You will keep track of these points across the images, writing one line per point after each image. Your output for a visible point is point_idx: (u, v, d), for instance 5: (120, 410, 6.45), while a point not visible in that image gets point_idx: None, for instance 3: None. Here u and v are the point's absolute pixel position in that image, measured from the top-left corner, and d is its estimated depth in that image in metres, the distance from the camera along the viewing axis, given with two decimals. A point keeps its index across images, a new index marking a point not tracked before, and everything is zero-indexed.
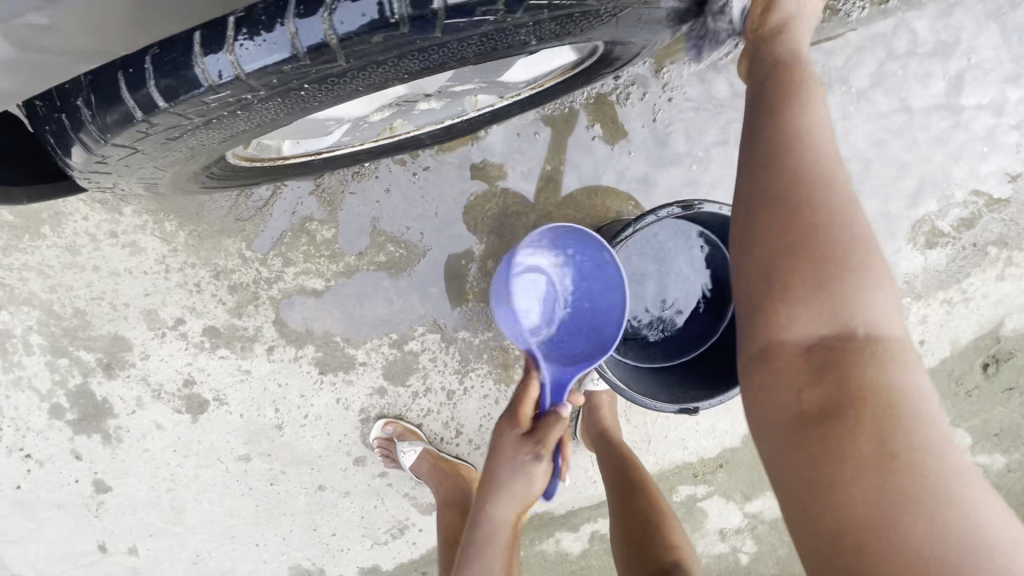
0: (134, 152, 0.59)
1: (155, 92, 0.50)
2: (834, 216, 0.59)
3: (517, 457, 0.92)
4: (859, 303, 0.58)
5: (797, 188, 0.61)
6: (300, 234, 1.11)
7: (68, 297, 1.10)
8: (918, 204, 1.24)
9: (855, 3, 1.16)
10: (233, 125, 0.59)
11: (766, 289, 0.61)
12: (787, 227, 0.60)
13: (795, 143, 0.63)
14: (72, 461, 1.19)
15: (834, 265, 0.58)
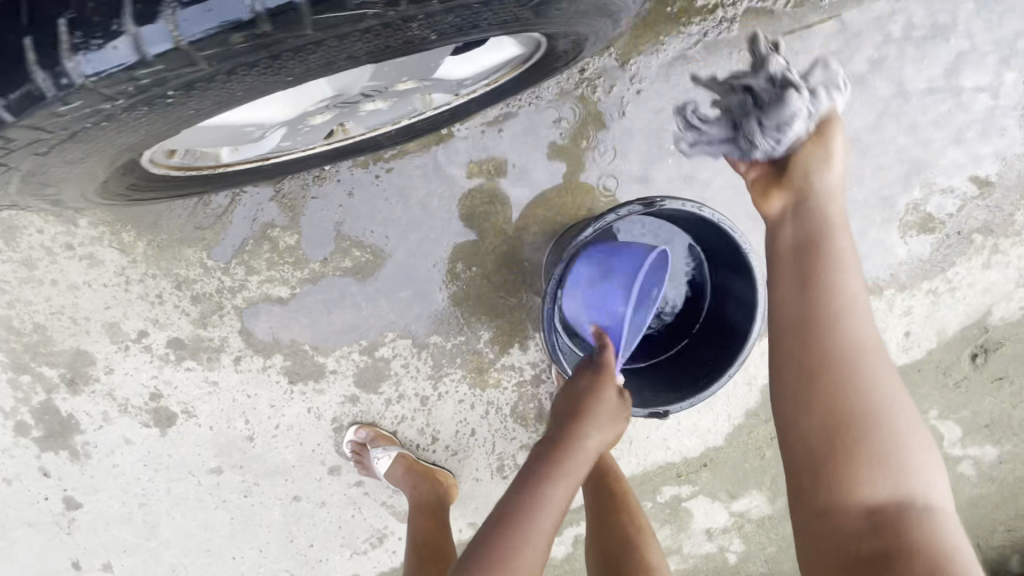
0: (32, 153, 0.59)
1: (27, 89, 0.51)
2: (870, 375, 0.65)
3: (608, 406, 0.82)
4: (897, 454, 0.63)
5: (845, 344, 0.65)
6: (262, 241, 1.08)
7: (26, 312, 1.08)
8: (899, 193, 1.20)
9: None
10: (130, 127, 0.59)
11: (814, 433, 0.64)
12: (832, 379, 0.64)
13: (839, 294, 0.66)
14: (41, 479, 1.17)
15: (875, 420, 0.63)
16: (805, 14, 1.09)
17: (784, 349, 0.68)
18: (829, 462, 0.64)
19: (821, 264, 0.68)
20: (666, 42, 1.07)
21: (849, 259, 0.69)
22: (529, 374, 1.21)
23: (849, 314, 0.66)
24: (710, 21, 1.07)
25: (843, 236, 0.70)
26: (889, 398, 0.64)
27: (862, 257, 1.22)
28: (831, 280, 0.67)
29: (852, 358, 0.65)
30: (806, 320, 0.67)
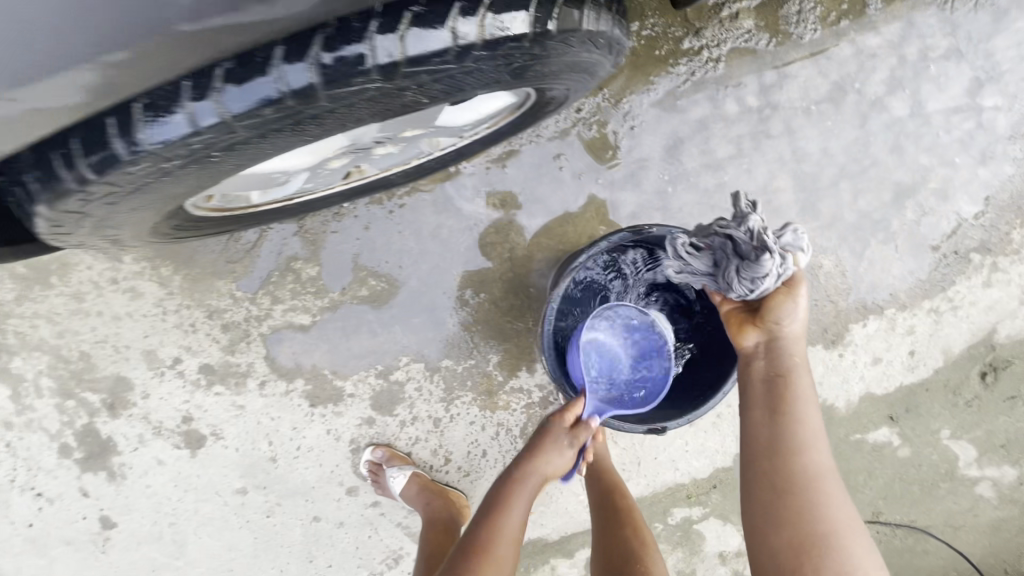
0: (84, 216, 0.66)
1: (86, 166, 0.58)
2: (829, 492, 0.76)
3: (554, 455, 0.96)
4: (859, 564, 0.72)
5: (807, 463, 0.77)
6: (287, 272, 1.17)
7: (74, 341, 1.18)
8: (894, 215, 1.23)
9: (807, 26, 1.17)
10: (170, 189, 0.67)
11: (790, 542, 0.74)
12: (798, 489, 0.75)
13: (801, 418, 0.79)
14: (80, 499, 1.25)
15: (836, 531, 0.73)
16: (786, 52, 1.17)
17: (757, 466, 0.79)
18: (796, 570, 0.73)
19: (785, 393, 0.81)
20: (655, 82, 1.15)
21: (811, 394, 0.81)
22: (537, 396, 1.26)
23: (810, 442, 0.78)
24: (696, 61, 1.16)
25: (806, 374, 0.82)
26: (842, 515, 0.75)
27: (861, 278, 1.25)
28: (795, 410, 0.79)
29: (811, 479, 0.76)
30: (773, 442, 0.78)
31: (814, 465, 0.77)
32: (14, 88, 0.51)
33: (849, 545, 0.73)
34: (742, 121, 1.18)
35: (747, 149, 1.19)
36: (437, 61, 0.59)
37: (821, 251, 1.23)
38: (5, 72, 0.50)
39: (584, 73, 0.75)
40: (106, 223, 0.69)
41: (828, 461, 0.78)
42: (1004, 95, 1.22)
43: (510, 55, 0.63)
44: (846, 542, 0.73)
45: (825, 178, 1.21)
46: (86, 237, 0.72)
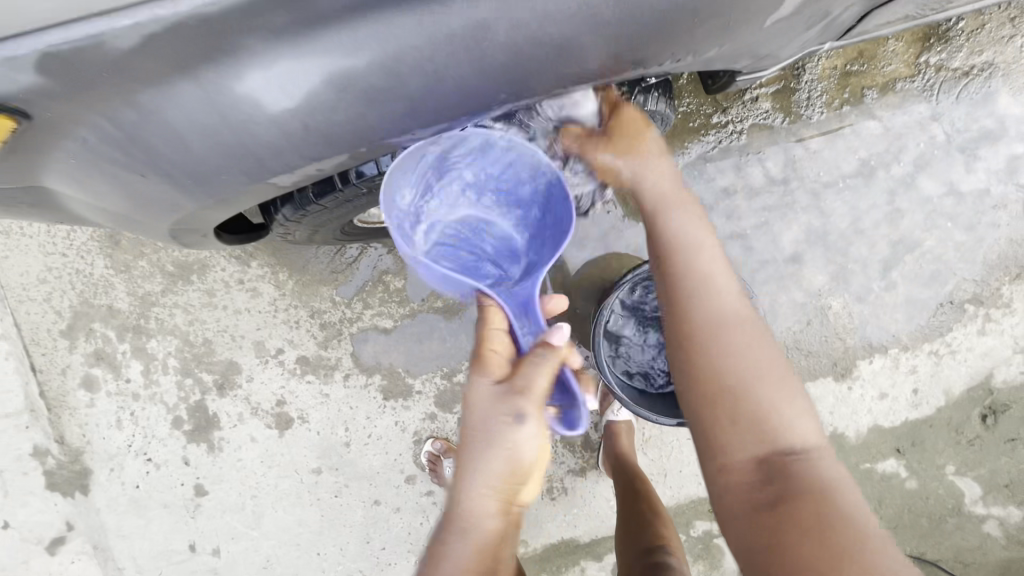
0: (302, 224, 0.89)
1: (314, 196, 0.81)
2: (733, 337, 0.78)
3: (494, 415, 0.80)
4: (764, 395, 0.76)
5: (706, 315, 0.80)
6: (378, 283, 1.42)
7: (201, 329, 1.44)
8: (895, 268, 1.43)
9: (815, 109, 1.39)
10: (352, 210, 0.90)
11: (696, 394, 0.78)
12: (703, 338, 0.79)
13: (694, 271, 0.83)
14: (182, 466, 1.47)
15: (737, 372, 0.76)
16: (799, 128, 1.40)
17: (672, 331, 0.82)
18: (709, 417, 0.77)
19: (680, 249, 0.84)
20: (688, 147, 1.40)
21: (700, 243, 0.85)
22: None
23: (705, 296, 0.81)
24: (723, 132, 1.39)
25: (686, 219, 0.87)
26: (751, 359, 0.77)
27: (866, 321, 1.43)
28: (684, 266, 0.83)
29: (708, 331, 0.79)
30: (672, 308, 0.82)
31: (711, 319, 0.79)
32: (284, 174, 0.68)
33: (759, 386, 0.76)
34: (763, 182, 1.41)
35: (766, 205, 1.41)
36: None
37: (830, 294, 1.43)
38: (283, 164, 0.66)
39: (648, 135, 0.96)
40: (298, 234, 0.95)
41: (728, 304, 0.81)
42: (992, 172, 1.43)
43: None
44: (763, 387, 0.76)
45: (834, 233, 1.42)
46: (290, 236, 0.95)
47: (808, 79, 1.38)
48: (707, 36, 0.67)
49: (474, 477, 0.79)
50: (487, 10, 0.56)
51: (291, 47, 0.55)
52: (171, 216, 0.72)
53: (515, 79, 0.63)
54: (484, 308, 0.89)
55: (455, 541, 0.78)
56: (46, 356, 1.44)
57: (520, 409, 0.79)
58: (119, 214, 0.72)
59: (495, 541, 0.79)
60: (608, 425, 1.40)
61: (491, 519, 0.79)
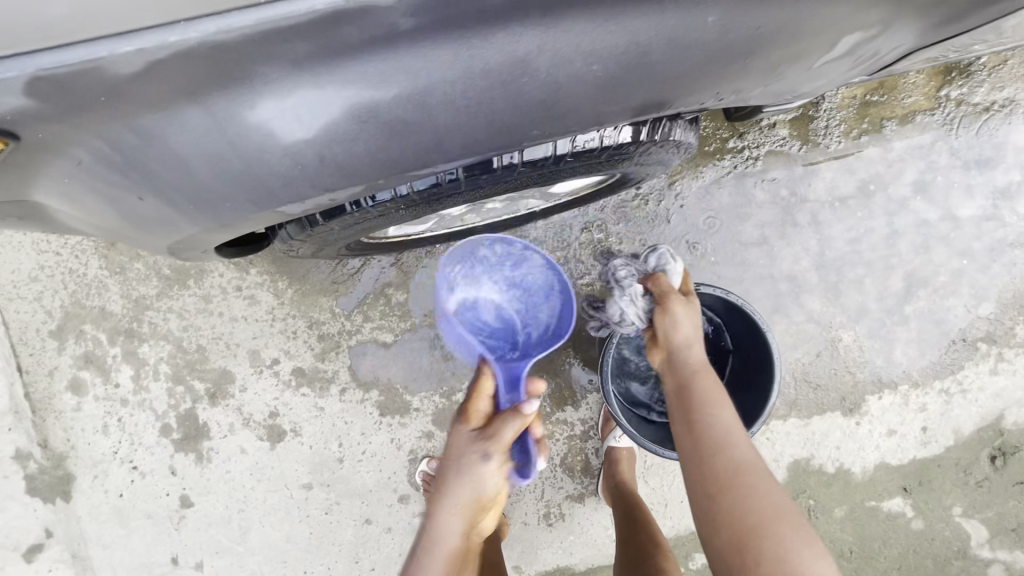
0: (308, 242, 0.86)
1: (322, 216, 0.78)
2: (752, 480, 0.83)
3: (466, 453, 0.97)
4: (789, 540, 0.77)
5: (727, 459, 0.85)
6: (380, 296, 1.38)
7: (195, 335, 1.40)
8: (907, 303, 1.40)
9: (833, 138, 1.37)
10: (359, 230, 0.87)
11: (725, 534, 0.80)
12: (724, 480, 0.83)
13: (716, 419, 0.90)
14: (168, 475, 1.42)
15: (759, 515, 0.79)
16: (816, 156, 1.37)
17: (693, 474, 0.88)
18: (737, 561, 0.78)
19: (700, 399, 0.93)
20: (703, 171, 1.37)
21: (719, 398, 0.93)
22: (578, 430, 1.41)
23: (726, 441, 0.87)
24: (739, 157, 1.37)
25: (710, 380, 0.96)
26: (772, 502, 0.80)
27: (877, 356, 1.40)
28: (706, 414, 0.91)
29: (731, 474, 0.84)
30: (694, 451, 0.88)
31: (732, 461, 0.84)
32: (290, 203, 0.64)
33: (782, 530, 0.78)
34: (778, 209, 1.38)
35: (779, 234, 1.38)
36: (580, 156, 0.73)
37: (841, 326, 1.40)
38: (289, 193, 0.62)
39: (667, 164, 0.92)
40: (305, 250, 0.92)
41: (746, 449, 0.86)
42: (1009, 210, 1.40)
43: (628, 152, 0.77)
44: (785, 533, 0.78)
45: (847, 265, 1.39)
46: (294, 250, 0.92)
47: (827, 108, 1.36)
48: (746, 77, 0.64)
49: (448, 505, 0.95)
50: (523, 45, 0.53)
51: (312, 76, 0.52)
52: (173, 236, 0.69)
53: (546, 114, 0.60)
54: (482, 371, 1.07)
55: (427, 556, 0.93)
56: (33, 357, 1.40)
57: (490, 454, 0.95)
58: (121, 232, 0.69)
59: (453, 555, 0.93)
60: (610, 451, 1.36)
61: (455, 539, 0.94)
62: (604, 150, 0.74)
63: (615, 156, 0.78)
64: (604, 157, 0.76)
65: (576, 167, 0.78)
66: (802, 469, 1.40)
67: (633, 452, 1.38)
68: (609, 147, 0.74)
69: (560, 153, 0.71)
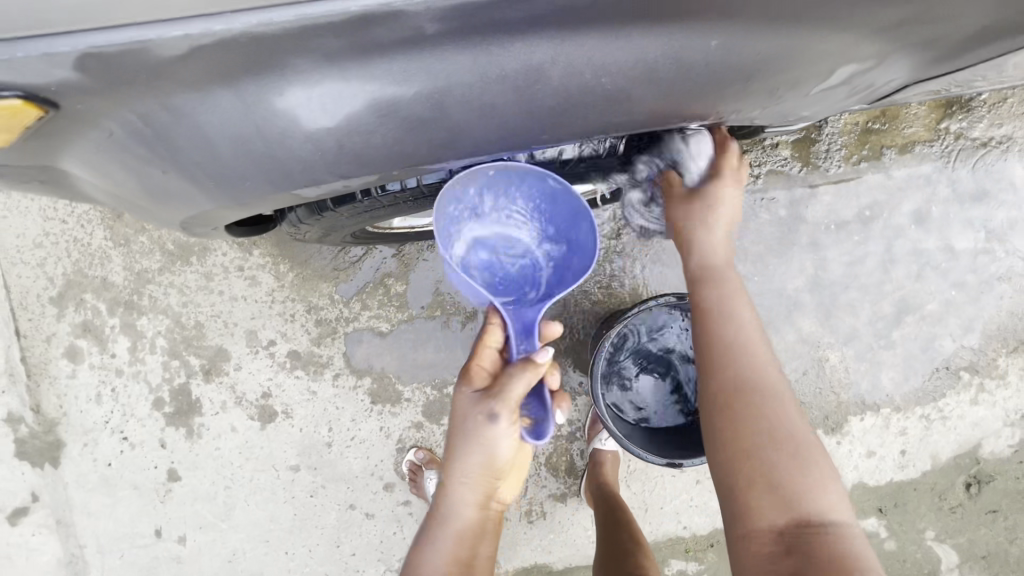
0: (315, 227, 0.89)
1: (331, 203, 0.80)
2: (768, 397, 0.85)
3: (472, 417, 0.88)
4: (793, 456, 0.81)
5: (745, 375, 0.87)
6: (379, 286, 1.40)
7: (194, 312, 1.41)
8: (895, 328, 1.43)
9: (833, 162, 1.40)
10: (365, 219, 0.89)
11: (732, 445, 0.83)
12: (739, 395, 0.85)
13: (739, 335, 0.90)
14: (157, 448, 1.43)
15: (768, 432, 0.82)
16: (816, 178, 1.40)
17: (707, 383, 0.89)
18: (742, 469, 0.81)
19: (724, 311, 0.93)
20: None
21: (743, 304, 0.94)
22: (565, 430, 1.44)
23: (748, 349, 0.89)
24: None
25: (737, 285, 0.97)
26: (785, 415, 0.84)
27: (862, 377, 1.43)
28: (732, 319, 0.92)
29: (750, 381, 0.86)
30: (717, 350, 0.89)
31: (749, 377, 0.86)
32: (302, 188, 0.67)
33: (794, 440, 0.82)
34: (777, 227, 1.40)
35: (776, 252, 1.40)
36: None
37: (829, 347, 1.43)
38: (302, 179, 0.65)
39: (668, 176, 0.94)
40: (311, 235, 0.95)
41: (765, 366, 0.88)
42: (1000, 244, 1.43)
43: None
44: (798, 443, 0.82)
45: (839, 287, 1.42)
46: (300, 234, 0.94)
47: (829, 132, 1.39)
48: (746, 99, 0.67)
49: (467, 481, 0.90)
50: (537, 55, 0.56)
51: (335, 70, 0.54)
52: (188, 211, 0.71)
53: (557, 120, 0.63)
54: (489, 321, 0.96)
55: (434, 535, 0.90)
56: (31, 322, 1.41)
57: (499, 413, 0.86)
58: (137, 203, 0.70)
59: (473, 532, 0.91)
60: (594, 454, 1.37)
61: (472, 515, 0.91)
62: None
63: None
64: None
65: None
66: None
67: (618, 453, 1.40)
68: None
69: None
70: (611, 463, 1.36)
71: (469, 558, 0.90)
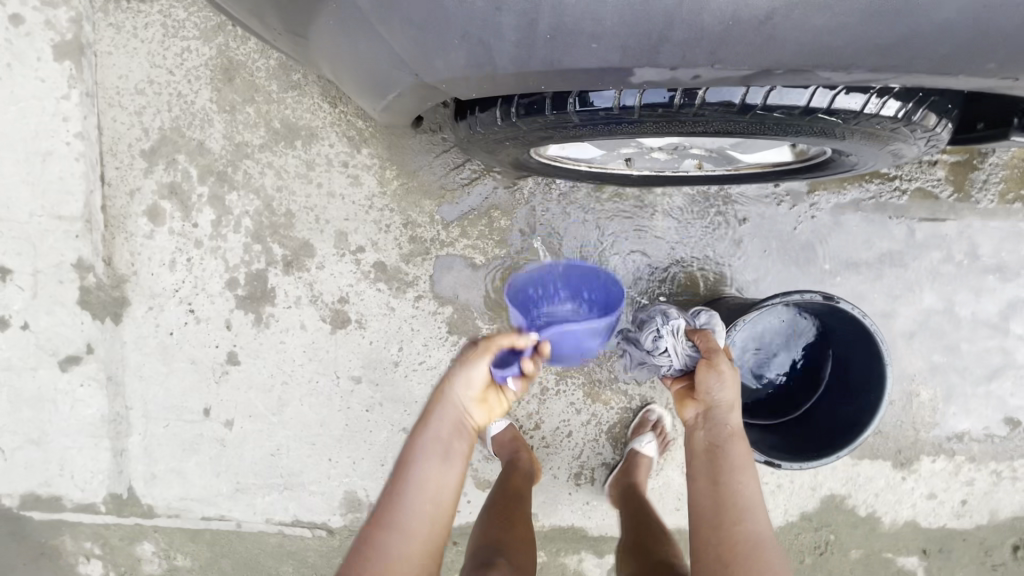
0: (501, 133, 0.79)
1: (547, 102, 0.69)
2: (765, 560, 0.86)
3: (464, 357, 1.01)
4: None
5: (747, 536, 0.88)
6: (484, 215, 1.33)
7: (287, 199, 1.34)
8: (995, 378, 1.38)
9: (987, 195, 1.32)
10: (553, 136, 0.77)
11: None
12: (740, 555, 0.86)
13: (745, 494, 0.92)
14: (222, 328, 1.39)
15: None
16: (962, 209, 1.33)
17: (702, 537, 0.90)
18: None
19: (733, 461, 0.94)
20: (847, 188, 1.32)
21: (746, 469, 0.94)
22: (636, 404, 1.40)
23: (748, 516, 0.90)
24: (887, 186, 1.32)
25: (738, 449, 0.96)
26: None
27: (947, 419, 1.39)
28: (733, 483, 0.92)
29: (747, 548, 0.87)
30: (712, 517, 0.91)
31: (750, 538, 0.88)
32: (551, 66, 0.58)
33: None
34: (910, 249, 1.34)
35: (897, 272, 1.34)
36: (843, 119, 0.65)
37: (922, 382, 1.38)
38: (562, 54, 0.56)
39: (880, 164, 0.85)
40: (480, 144, 0.86)
41: (762, 528, 0.90)
42: None
43: (879, 131, 0.69)
44: None
45: (952, 324, 1.36)
46: (473, 141, 0.85)
47: (992, 162, 1.31)
48: None
49: (444, 411, 1.00)
50: None
51: None
52: (428, 81, 0.66)
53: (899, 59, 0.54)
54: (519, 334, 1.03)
55: (400, 485, 0.95)
56: (118, 172, 1.35)
57: (480, 359, 0.99)
58: (388, 51, 0.64)
59: (449, 436, 0.99)
60: (632, 453, 1.33)
61: (450, 450, 0.98)
62: (869, 117, 0.65)
63: (864, 131, 0.68)
64: (858, 128, 0.67)
65: (845, 139, 0.72)
66: (835, 503, 1.41)
67: (654, 459, 1.35)
68: (873, 117, 0.65)
69: (831, 107, 0.63)
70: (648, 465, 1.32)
71: (446, 452, 0.98)
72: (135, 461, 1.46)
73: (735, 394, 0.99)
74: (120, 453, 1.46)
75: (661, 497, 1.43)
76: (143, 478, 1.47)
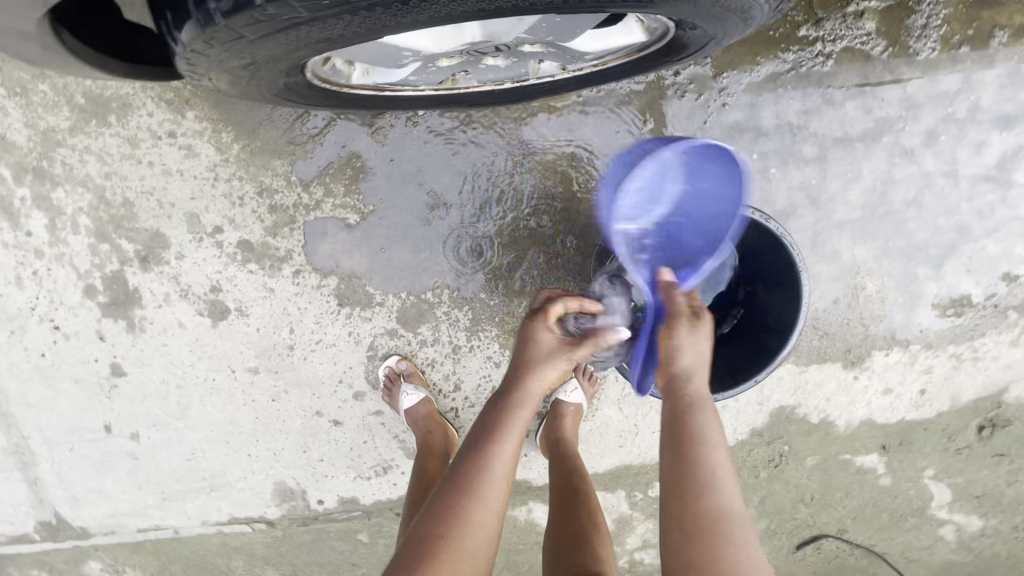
0: (203, 61, 0.61)
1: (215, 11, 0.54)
2: (733, 530, 0.76)
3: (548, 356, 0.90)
4: None
5: (712, 507, 0.78)
6: (346, 167, 1.16)
7: (120, 187, 1.16)
8: (950, 255, 1.23)
9: (927, 43, 1.12)
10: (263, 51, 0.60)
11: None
12: (704, 525, 0.77)
13: (711, 457, 0.81)
14: (96, 341, 1.27)
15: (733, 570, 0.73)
16: (899, 65, 1.13)
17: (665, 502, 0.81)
18: None
19: (697, 423, 0.84)
20: (761, 64, 1.13)
21: (715, 436, 0.83)
22: None
23: (714, 482, 0.79)
24: (807, 52, 1.12)
25: (708, 407, 0.87)
26: (747, 559, 0.75)
27: (898, 308, 1.26)
28: (699, 447, 0.82)
29: (712, 517, 0.77)
30: (677, 481, 0.80)
31: (718, 507, 0.78)
32: None
33: None
34: (840, 125, 1.16)
35: (828, 155, 1.17)
36: None
37: (868, 273, 1.24)
38: None
39: (733, 26, 0.69)
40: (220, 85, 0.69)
41: (733, 494, 0.80)
42: None
43: None
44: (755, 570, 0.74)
45: (895, 203, 1.20)
46: (207, 82, 0.68)
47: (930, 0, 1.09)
48: None
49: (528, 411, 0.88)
50: None
51: None
52: None
53: None
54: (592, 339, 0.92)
55: (488, 479, 0.80)
56: None
57: (557, 363, 0.90)
58: None
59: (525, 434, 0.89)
60: (555, 404, 1.24)
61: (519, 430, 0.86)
62: None
63: None
64: None
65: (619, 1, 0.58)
66: (785, 415, 1.32)
67: (582, 410, 1.26)
68: None
69: None
70: (575, 417, 1.24)
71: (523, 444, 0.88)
72: (52, 488, 1.39)
73: (692, 355, 0.89)
74: (35, 483, 1.39)
75: (602, 437, 1.34)
76: (66, 502, 1.40)
